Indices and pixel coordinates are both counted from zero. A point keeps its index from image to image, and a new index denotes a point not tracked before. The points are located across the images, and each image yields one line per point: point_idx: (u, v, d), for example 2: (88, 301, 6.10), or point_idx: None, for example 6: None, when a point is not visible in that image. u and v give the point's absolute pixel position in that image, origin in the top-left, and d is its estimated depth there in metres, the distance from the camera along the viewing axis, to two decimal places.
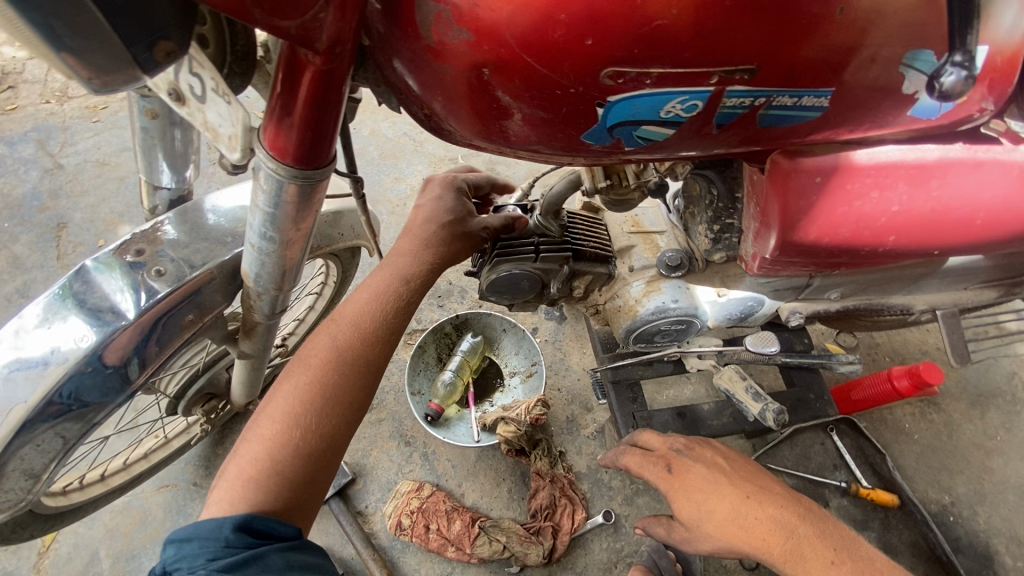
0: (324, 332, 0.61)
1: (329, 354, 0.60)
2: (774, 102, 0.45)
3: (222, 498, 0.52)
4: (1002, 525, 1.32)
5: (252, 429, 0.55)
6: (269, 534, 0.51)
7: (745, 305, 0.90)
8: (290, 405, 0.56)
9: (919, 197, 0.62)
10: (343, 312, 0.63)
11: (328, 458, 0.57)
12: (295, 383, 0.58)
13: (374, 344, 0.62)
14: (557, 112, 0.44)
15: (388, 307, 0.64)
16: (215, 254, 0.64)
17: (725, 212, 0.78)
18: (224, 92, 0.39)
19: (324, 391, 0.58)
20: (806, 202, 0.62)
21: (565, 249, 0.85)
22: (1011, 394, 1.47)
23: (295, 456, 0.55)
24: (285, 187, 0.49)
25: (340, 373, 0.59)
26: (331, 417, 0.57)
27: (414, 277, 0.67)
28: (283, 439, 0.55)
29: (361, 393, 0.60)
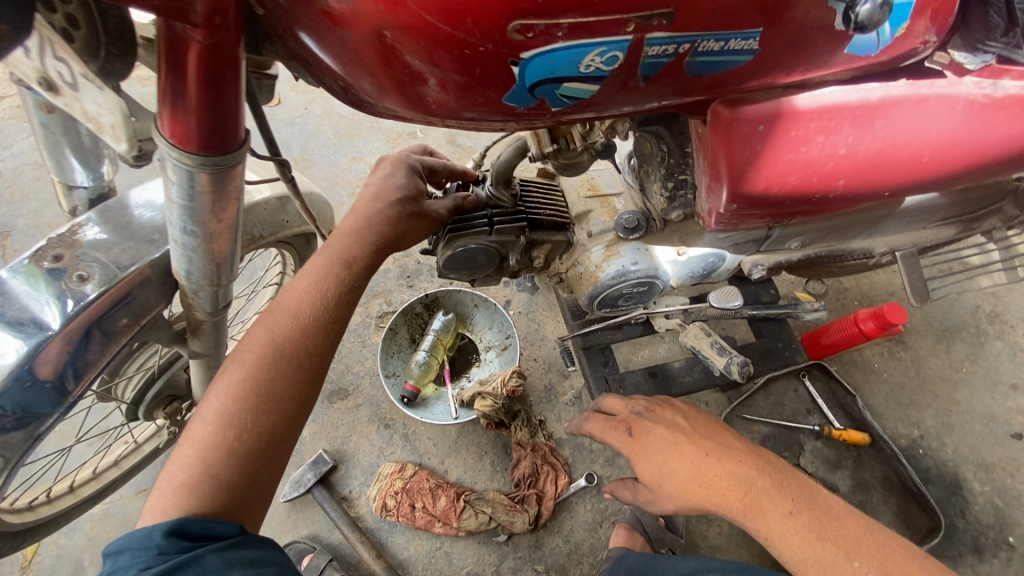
0: (259, 327, 0.61)
1: (263, 348, 0.59)
2: (699, 47, 0.43)
3: (155, 507, 0.52)
4: (969, 453, 1.37)
5: (185, 433, 0.55)
6: (206, 534, 0.51)
7: (706, 262, 0.90)
8: (225, 403, 0.56)
9: (863, 140, 0.61)
10: (277, 306, 0.63)
11: (268, 457, 0.57)
12: (231, 380, 0.58)
13: (310, 333, 0.62)
14: (470, 74, 0.42)
15: (324, 295, 0.64)
16: (142, 252, 0.61)
17: (678, 168, 0.76)
18: (95, 80, 0.43)
19: (260, 386, 0.58)
20: (750, 152, 0.60)
21: (520, 219, 0.83)
22: (976, 327, 1.51)
23: (229, 457, 0.54)
24: (198, 177, 0.46)
25: (274, 368, 0.59)
26: (267, 413, 0.57)
27: (352, 260, 0.67)
28: (218, 439, 0.54)
29: (300, 387, 0.60)
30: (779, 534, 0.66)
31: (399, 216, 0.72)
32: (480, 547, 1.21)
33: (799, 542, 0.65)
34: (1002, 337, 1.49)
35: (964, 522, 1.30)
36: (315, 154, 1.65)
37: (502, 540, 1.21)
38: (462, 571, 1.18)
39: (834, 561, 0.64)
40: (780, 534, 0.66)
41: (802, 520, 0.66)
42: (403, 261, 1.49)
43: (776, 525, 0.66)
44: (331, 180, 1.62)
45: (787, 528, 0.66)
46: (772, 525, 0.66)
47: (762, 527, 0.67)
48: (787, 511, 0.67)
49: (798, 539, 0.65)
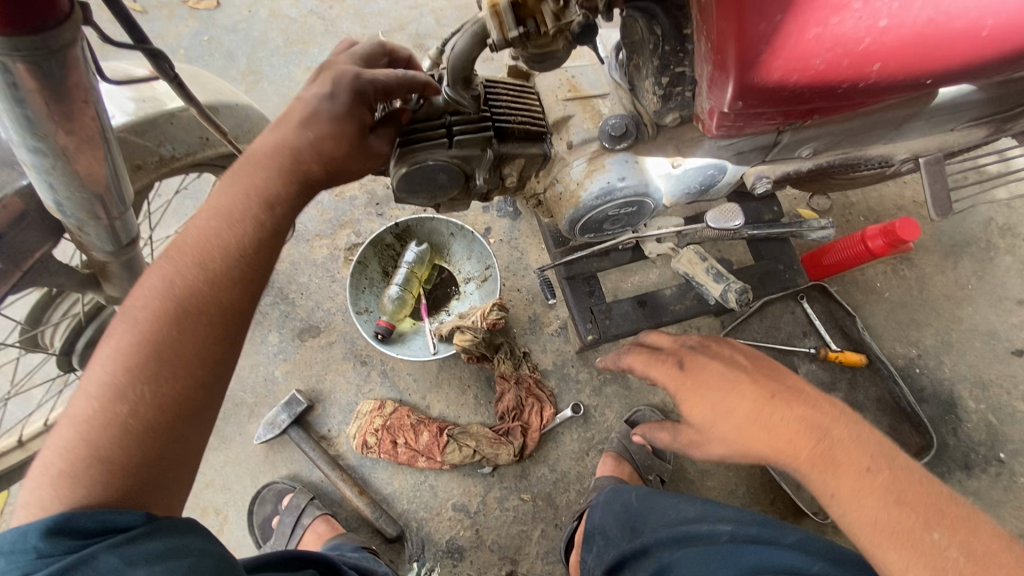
0: (156, 281, 0.51)
1: (161, 305, 0.50)
2: None
3: (33, 500, 0.44)
4: (966, 371, 1.33)
5: (65, 412, 0.47)
6: (101, 527, 0.44)
7: (706, 175, 0.79)
8: (116, 371, 0.47)
9: (911, 8, 0.47)
10: (178, 254, 0.53)
11: (175, 433, 0.48)
12: (123, 343, 0.49)
13: (219, 285, 0.52)
14: None
15: (235, 239, 0.54)
16: (3, 180, 0.49)
17: (674, 58, 0.62)
18: None
19: (161, 350, 0.49)
20: (764, 25, 0.47)
21: (486, 127, 0.69)
22: (987, 241, 1.41)
23: (124, 436, 0.46)
24: (21, 73, 0.35)
25: (175, 328, 0.50)
26: (172, 381, 0.48)
27: (270, 196, 0.57)
28: (108, 414, 0.46)
29: (212, 348, 0.51)
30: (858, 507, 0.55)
31: (349, 153, 0.62)
32: (465, 479, 1.19)
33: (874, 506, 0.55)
34: (1013, 252, 1.41)
35: (954, 439, 1.29)
36: (264, 66, 1.46)
37: (487, 472, 1.19)
38: (448, 503, 1.17)
39: (914, 530, 0.53)
40: (853, 494, 0.55)
41: (877, 478, 0.56)
42: (371, 186, 1.35)
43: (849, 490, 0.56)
44: (284, 96, 1.44)
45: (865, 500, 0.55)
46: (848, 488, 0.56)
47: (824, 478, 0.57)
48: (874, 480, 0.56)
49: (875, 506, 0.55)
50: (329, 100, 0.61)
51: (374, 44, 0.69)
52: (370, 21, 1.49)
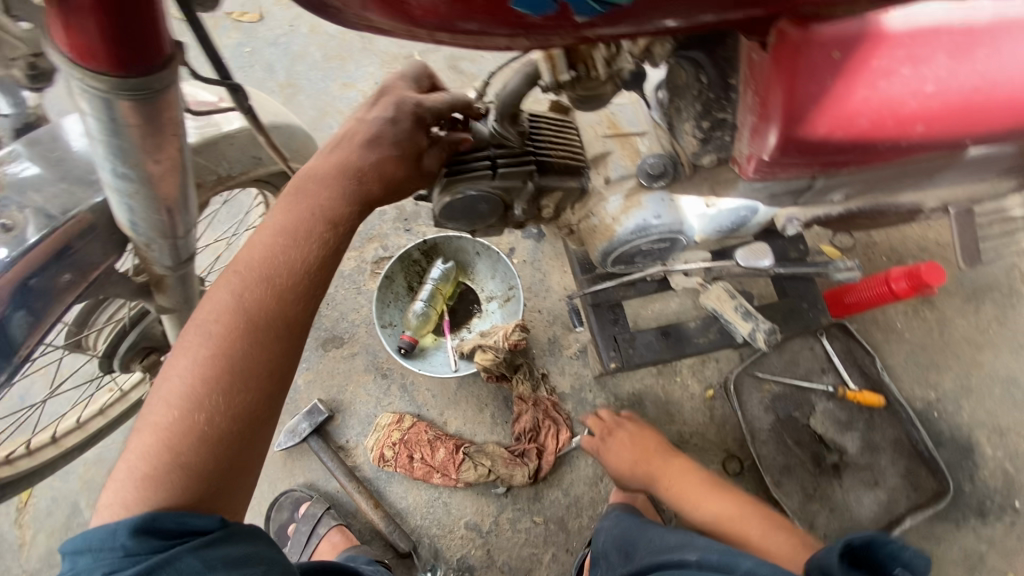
0: (224, 292, 0.53)
1: (231, 320, 0.52)
2: None
3: (114, 501, 0.48)
4: (985, 417, 1.32)
5: (144, 418, 0.50)
6: (182, 529, 0.48)
7: (738, 215, 0.80)
8: (191, 383, 0.50)
9: (958, 75, 0.49)
10: (244, 266, 0.55)
11: (244, 440, 0.52)
12: (195, 356, 0.51)
13: (287, 300, 0.54)
14: None
15: (302, 254, 0.56)
16: (76, 197, 0.51)
17: (717, 104, 0.64)
18: None
19: (232, 363, 0.51)
20: (816, 86, 0.49)
21: (528, 161, 0.72)
22: (1009, 287, 1.41)
23: (199, 444, 0.49)
24: (126, 110, 0.37)
25: (246, 341, 0.52)
26: (241, 394, 0.51)
27: (337, 214, 0.58)
28: (185, 423, 0.49)
29: (279, 362, 0.54)
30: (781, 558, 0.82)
31: (403, 173, 0.63)
32: (479, 498, 1.19)
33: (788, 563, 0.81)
34: None
35: (971, 485, 1.28)
36: (302, 80, 1.50)
37: (501, 492, 1.19)
38: (461, 521, 1.18)
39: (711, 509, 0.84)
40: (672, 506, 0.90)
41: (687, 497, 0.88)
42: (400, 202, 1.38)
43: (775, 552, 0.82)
44: (320, 110, 1.48)
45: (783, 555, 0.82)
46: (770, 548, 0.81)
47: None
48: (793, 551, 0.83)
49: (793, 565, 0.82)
50: (391, 125, 0.63)
51: (417, 68, 0.71)
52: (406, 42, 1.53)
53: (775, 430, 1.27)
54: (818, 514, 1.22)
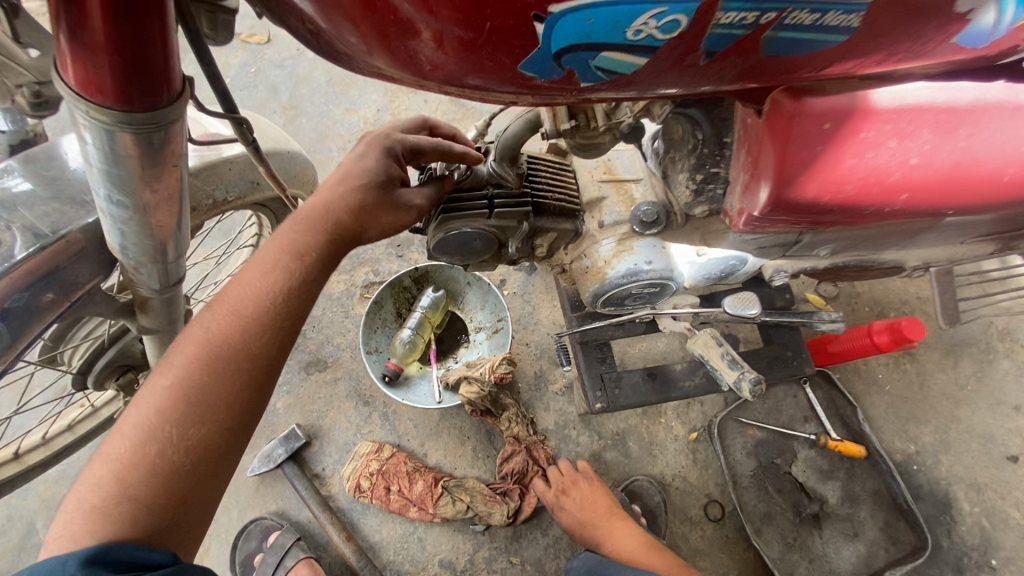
0: (197, 324, 0.53)
1: (198, 351, 0.51)
2: (786, 19, 0.32)
3: (61, 533, 0.45)
4: (963, 473, 1.33)
5: (100, 446, 0.48)
6: (131, 564, 0.45)
7: (727, 264, 0.82)
8: (149, 413, 0.49)
9: (941, 150, 0.51)
10: (218, 301, 0.54)
11: (202, 474, 0.49)
12: (157, 386, 0.50)
13: (258, 333, 0.53)
14: (480, 30, 0.31)
15: (276, 288, 0.55)
16: (71, 218, 0.51)
17: (711, 159, 0.66)
18: None
19: (192, 395, 0.50)
20: (807, 153, 0.50)
21: (525, 203, 0.72)
22: (986, 344, 1.44)
23: (152, 476, 0.47)
24: (127, 144, 0.36)
25: (211, 372, 0.51)
26: (198, 426, 0.49)
27: (315, 251, 0.57)
28: (137, 455, 0.47)
29: (245, 395, 0.52)
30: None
31: (378, 208, 0.61)
32: (455, 534, 1.17)
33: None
34: (1011, 356, 1.43)
35: (948, 541, 1.28)
36: (305, 102, 1.52)
37: (478, 530, 1.16)
38: (435, 558, 1.15)
39: None
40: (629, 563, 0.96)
41: None
42: None
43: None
44: (320, 132, 1.49)
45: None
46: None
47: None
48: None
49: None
50: (361, 167, 0.62)
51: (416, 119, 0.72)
52: None
53: (757, 477, 1.27)
54: (796, 565, 1.21)
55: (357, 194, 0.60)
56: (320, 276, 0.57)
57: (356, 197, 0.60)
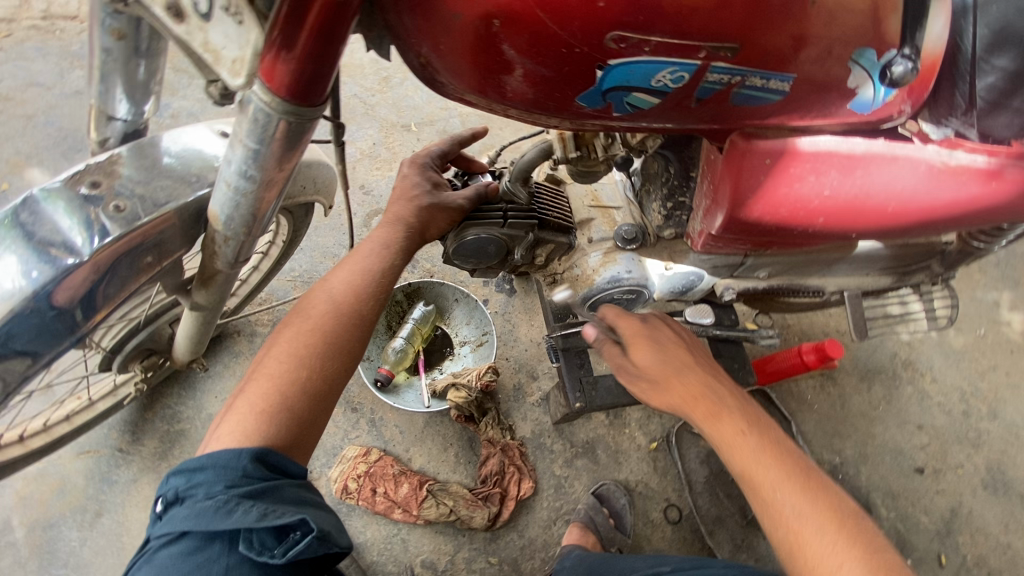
0: (319, 293, 0.73)
1: (328, 309, 0.72)
2: (747, 82, 0.49)
3: (233, 430, 0.64)
4: (879, 481, 1.55)
5: (260, 368, 0.67)
6: (282, 470, 0.64)
7: (688, 279, 0.99)
8: (293, 353, 0.68)
9: (844, 185, 0.71)
10: (337, 275, 0.75)
11: (327, 397, 0.69)
12: (293, 335, 0.70)
13: (365, 299, 0.74)
14: (559, 71, 0.45)
15: (375, 270, 0.76)
16: (178, 193, 0.60)
17: (679, 190, 0.85)
18: (233, 11, 0.37)
19: (324, 343, 0.70)
20: (754, 181, 0.69)
21: (532, 217, 0.88)
22: (893, 371, 1.70)
23: (302, 395, 0.67)
24: (281, 128, 0.48)
25: (338, 322, 0.71)
26: (332, 359, 0.70)
27: (400, 246, 0.79)
28: (286, 381, 0.66)
29: (359, 343, 0.73)
30: (761, 473, 0.70)
31: (433, 215, 0.82)
32: (437, 536, 1.22)
33: (764, 474, 0.69)
34: (913, 383, 1.70)
35: None
36: None
37: (460, 533, 1.23)
38: (418, 558, 1.20)
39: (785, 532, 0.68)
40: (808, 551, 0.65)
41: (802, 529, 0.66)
42: None
43: (749, 451, 0.71)
44: None
45: (766, 478, 0.69)
46: (739, 450, 0.72)
47: (724, 433, 0.73)
48: (831, 527, 0.65)
49: (799, 517, 0.66)
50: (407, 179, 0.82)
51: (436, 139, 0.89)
52: (405, 113, 1.73)
53: (709, 483, 1.39)
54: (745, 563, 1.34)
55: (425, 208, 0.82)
56: (402, 261, 0.79)
57: (424, 209, 0.82)
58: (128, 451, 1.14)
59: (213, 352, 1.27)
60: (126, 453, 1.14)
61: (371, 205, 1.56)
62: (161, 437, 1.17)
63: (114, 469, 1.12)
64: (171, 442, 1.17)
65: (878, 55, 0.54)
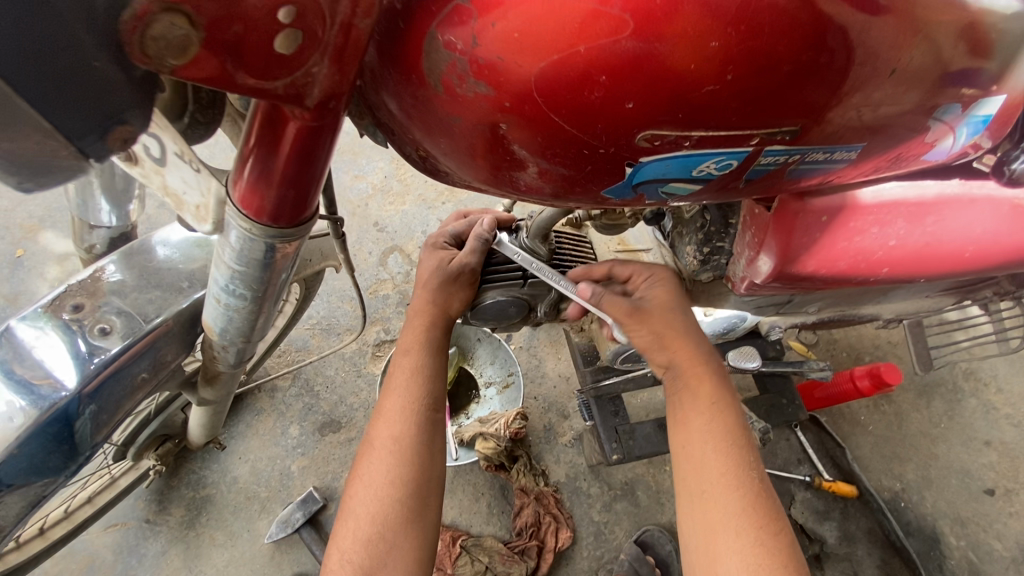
0: (379, 426, 0.67)
1: (380, 441, 0.66)
2: (806, 158, 0.41)
3: None
4: (947, 508, 1.40)
5: (338, 530, 0.63)
6: None
7: (729, 322, 0.92)
8: (372, 503, 0.62)
9: (913, 233, 0.62)
10: (387, 398, 0.69)
11: (402, 539, 0.62)
12: (367, 474, 0.64)
13: (414, 414, 0.67)
14: (580, 169, 0.38)
15: (421, 380, 0.69)
16: (170, 302, 0.56)
17: (718, 235, 0.76)
18: (190, 157, 0.31)
19: (395, 480, 0.63)
20: (807, 239, 0.61)
21: (555, 273, 0.81)
22: (953, 383, 1.55)
23: (371, 549, 0.61)
24: (281, 248, 0.44)
25: (394, 451, 0.65)
26: (392, 498, 0.63)
27: (435, 344, 0.73)
28: (373, 535, 0.61)
29: (422, 469, 0.65)
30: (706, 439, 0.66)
31: (455, 296, 0.75)
32: None
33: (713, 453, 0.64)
34: (977, 395, 1.54)
35: None
36: None
37: None
38: None
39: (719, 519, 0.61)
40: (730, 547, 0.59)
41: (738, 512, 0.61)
42: (404, 286, 1.45)
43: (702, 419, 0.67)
44: None
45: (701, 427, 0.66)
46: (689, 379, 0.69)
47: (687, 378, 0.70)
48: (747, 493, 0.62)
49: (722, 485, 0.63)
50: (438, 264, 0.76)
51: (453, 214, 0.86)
52: None
53: None
54: None
55: (446, 289, 0.74)
56: (439, 358, 0.72)
57: (436, 289, 0.74)
58: (155, 521, 1.12)
59: (234, 411, 1.25)
60: (154, 524, 1.12)
61: (385, 243, 1.51)
62: (187, 504, 1.14)
63: (142, 541, 1.11)
64: (197, 510, 1.14)
65: (962, 106, 0.46)
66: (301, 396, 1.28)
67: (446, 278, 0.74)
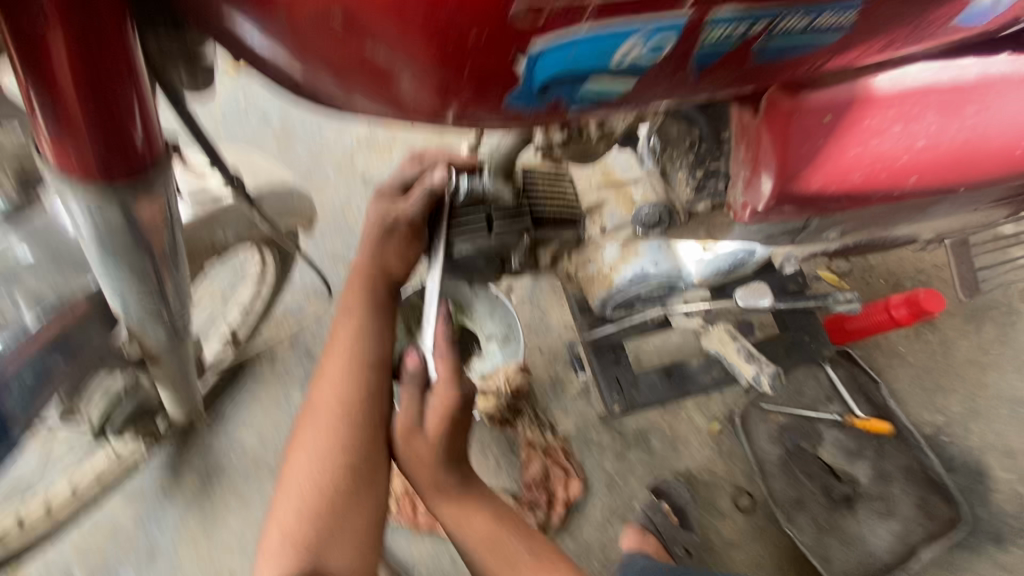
0: (322, 392, 0.63)
1: (326, 409, 0.62)
2: (778, 27, 0.31)
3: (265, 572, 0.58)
4: (996, 440, 1.26)
5: (282, 499, 0.61)
6: None
7: (736, 257, 0.75)
8: (316, 475, 0.60)
9: (948, 129, 0.50)
10: (332, 366, 0.64)
11: (347, 508, 0.59)
12: (312, 445, 0.61)
13: (360, 382, 0.63)
14: (460, 70, 0.30)
15: (371, 342, 0.65)
16: (73, 281, 0.52)
17: (710, 155, 0.62)
18: None
19: (341, 449, 0.60)
20: (809, 147, 0.49)
21: (524, 217, 0.70)
22: (1009, 306, 1.37)
23: (313, 519, 0.58)
24: (139, 211, 0.36)
25: (342, 419, 0.61)
26: (336, 468, 0.60)
27: (381, 304, 0.68)
28: (318, 506, 0.59)
29: (368, 439, 0.62)
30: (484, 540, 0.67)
31: (388, 250, 0.69)
32: None
33: (490, 551, 0.67)
34: None
35: (986, 512, 1.21)
36: (295, 126, 1.50)
37: None
38: None
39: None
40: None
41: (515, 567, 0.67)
42: None
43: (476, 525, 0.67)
44: (312, 155, 1.47)
45: (477, 526, 0.67)
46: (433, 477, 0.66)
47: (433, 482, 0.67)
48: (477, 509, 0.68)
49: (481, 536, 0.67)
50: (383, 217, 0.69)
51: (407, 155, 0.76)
52: None
53: (784, 463, 1.21)
54: (832, 549, 1.15)
55: (384, 244, 0.69)
56: (388, 319, 0.68)
57: (374, 242, 0.69)
58: (168, 490, 1.15)
59: (235, 380, 1.24)
60: (169, 493, 1.15)
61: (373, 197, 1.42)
62: (198, 473, 1.16)
63: (160, 510, 1.14)
64: (208, 478, 1.16)
65: None
66: (300, 361, 1.26)
67: (384, 232, 0.69)
